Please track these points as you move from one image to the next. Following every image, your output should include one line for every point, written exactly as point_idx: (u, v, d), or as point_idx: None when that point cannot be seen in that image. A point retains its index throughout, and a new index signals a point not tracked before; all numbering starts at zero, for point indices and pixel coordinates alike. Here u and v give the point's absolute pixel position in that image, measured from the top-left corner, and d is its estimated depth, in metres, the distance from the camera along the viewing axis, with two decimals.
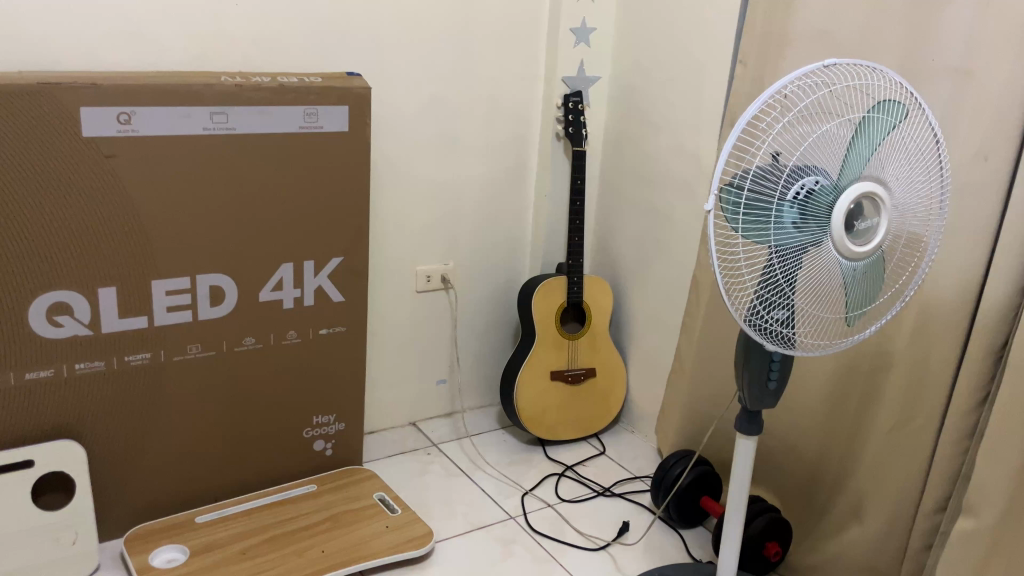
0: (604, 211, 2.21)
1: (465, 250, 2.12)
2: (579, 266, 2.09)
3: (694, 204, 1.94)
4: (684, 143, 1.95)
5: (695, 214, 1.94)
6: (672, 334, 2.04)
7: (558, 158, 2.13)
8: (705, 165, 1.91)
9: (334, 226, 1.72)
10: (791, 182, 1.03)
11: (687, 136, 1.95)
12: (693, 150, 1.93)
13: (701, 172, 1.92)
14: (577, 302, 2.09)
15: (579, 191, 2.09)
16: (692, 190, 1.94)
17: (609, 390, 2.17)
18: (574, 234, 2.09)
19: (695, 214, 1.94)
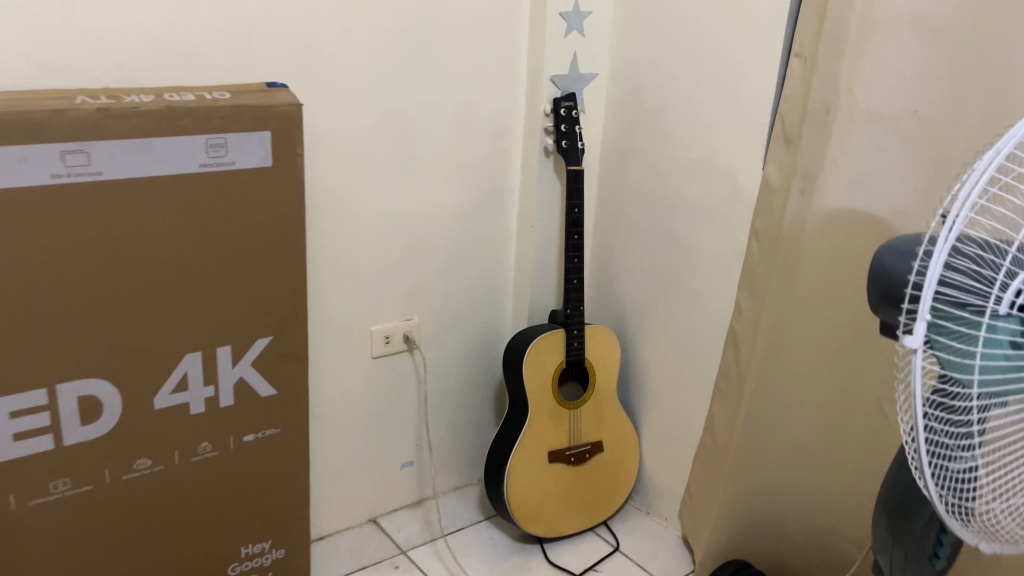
0: (606, 239, 1.77)
1: (433, 300, 1.65)
2: (579, 315, 1.64)
3: (729, 240, 1.50)
4: (712, 161, 1.51)
5: (731, 253, 1.51)
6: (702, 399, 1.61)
7: (550, 180, 1.67)
8: (744, 188, 1.46)
9: (259, 299, 1.24)
10: (1008, 283, 0.61)
11: (718, 149, 1.50)
12: (726, 170, 1.49)
13: (737, 198, 1.48)
14: (579, 361, 1.65)
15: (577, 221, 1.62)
16: (725, 221, 1.50)
17: (620, 465, 1.72)
18: (573, 274, 1.63)
19: (732, 253, 1.50)
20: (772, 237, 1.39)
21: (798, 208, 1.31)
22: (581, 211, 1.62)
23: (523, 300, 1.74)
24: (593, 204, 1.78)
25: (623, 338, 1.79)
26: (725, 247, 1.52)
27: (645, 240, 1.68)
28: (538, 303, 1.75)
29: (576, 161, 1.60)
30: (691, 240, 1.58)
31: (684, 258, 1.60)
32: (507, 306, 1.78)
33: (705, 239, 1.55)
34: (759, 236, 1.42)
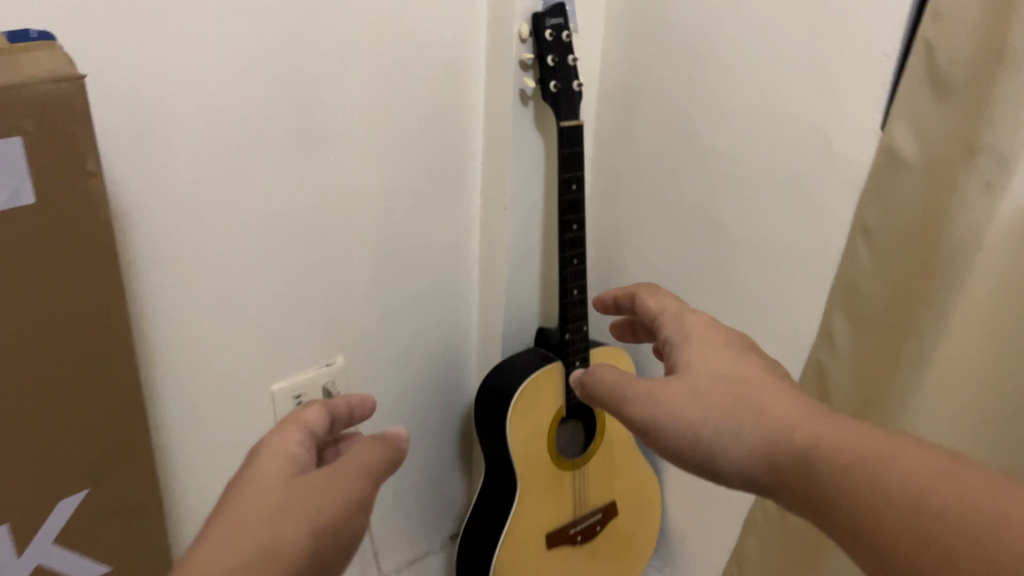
0: (613, 212, 1.25)
1: (362, 330, 1.11)
2: (582, 340, 1.12)
3: (816, 233, 0.99)
4: (785, 112, 0.98)
5: (815, 253, 1.00)
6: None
7: (532, 137, 1.10)
8: (842, 160, 0.94)
9: (70, 414, 0.74)
10: None
11: (796, 97, 0.96)
12: (812, 127, 0.96)
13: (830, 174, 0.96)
14: (583, 403, 1.14)
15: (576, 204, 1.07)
16: (809, 205, 0.99)
17: (638, 526, 1.25)
18: (574, 283, 1.09)
19: (819, 251, 0.99)
20: (908, 240, 0.87)
21: (964, 224, 0.80)
22: (580, 188, 1.06)
23: (494, 310, 1.21)
24: (594, 164, 1.26)
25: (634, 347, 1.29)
26: (805, 243, 1.01)
27: (673, 218, 1.16)
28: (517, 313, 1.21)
29: (571, 111, 1.04)
30: (748, 227, 1.06)
31: (735, 251, 1.09)
32: (470, 313, 1.25)
33: (775, 229, 1.03)
34: (872, 232, 0.91)
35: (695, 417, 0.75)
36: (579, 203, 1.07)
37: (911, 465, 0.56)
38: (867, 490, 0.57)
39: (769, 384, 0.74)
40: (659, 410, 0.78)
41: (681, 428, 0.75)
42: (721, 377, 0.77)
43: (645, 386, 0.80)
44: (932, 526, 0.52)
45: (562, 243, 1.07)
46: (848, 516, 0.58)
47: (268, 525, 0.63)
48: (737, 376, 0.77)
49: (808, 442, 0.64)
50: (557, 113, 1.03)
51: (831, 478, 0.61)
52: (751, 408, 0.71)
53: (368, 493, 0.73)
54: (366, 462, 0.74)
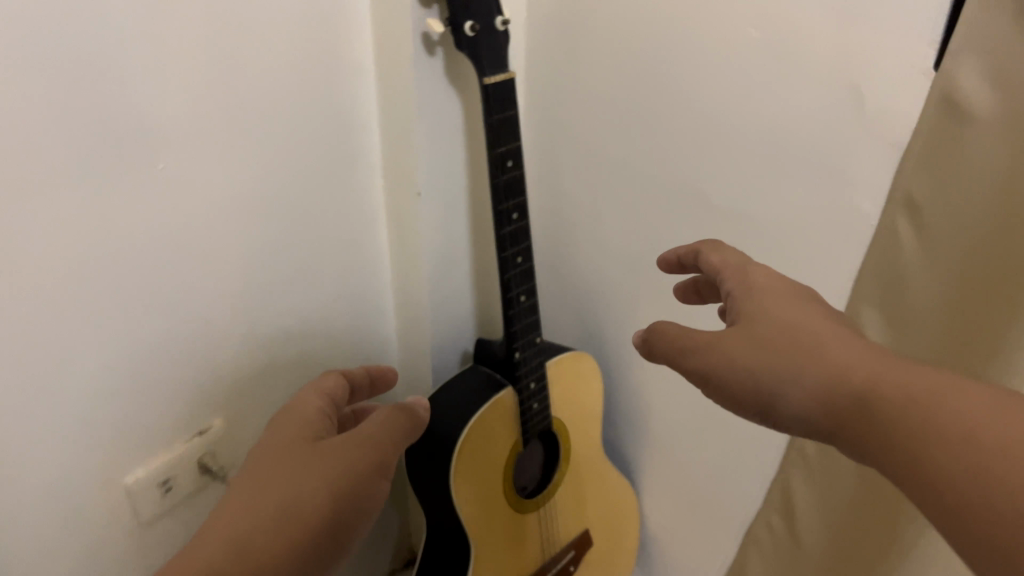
0: (557, 168, 0.98)
1: (226, 358, 0.85)
2: (536, 357, 0.87)
3: (837, 203, 0.75)
4: (796, 45, 0.71)
5: (836, 227, 0.76)
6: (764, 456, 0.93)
7: (443, 92, 0.81)
8: (877, 114, 0.69)
9: None
10: None
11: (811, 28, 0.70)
12: (835, 64, 0.69)
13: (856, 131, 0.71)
14: (544, 430, 0.90)
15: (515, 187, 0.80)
16: (829, 166, 0.74)
17: (615, 548, 1.04)
18: (518, 290, 0.83)
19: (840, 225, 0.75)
20: (988, 208, 0.62)
21: None
22: (517, 166, 0.79)
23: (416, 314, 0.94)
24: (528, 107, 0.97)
25: (596, 330, 1.04)
26: (820, 213, 0.76)
27: (637, 180, 0.89)
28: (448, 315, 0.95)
29: (497, 60, 0.74)
30: (742, 194, 0.81)
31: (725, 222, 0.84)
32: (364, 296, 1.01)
33: (780, 195, 0.79)
34: (925, 213, 0.67)
35: (755, 366, 0.62)
36: (517, 184, 0.79)
37: (940, 406, 0.50)
38: (901, 426, 0.51)
39: (783, 293, 0.67)
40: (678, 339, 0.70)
41: (738, 371, 0.63)
42: (785, 321, 0.64)
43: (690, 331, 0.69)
44: (980, 465, 0.45)
45: (499, 239, 0.79)
46: (904, 455, 0.50)
47: (267, 513, 0.58)
48: (796, 314, 0.64)
49: (880, 389, 0.54)
50: (479, 66, 0.73)
51: (891, 426, 0.52)
52: (818, 352, 0.59)
53: (385, 462, 0.67)
54: (389, 431, 0.69)
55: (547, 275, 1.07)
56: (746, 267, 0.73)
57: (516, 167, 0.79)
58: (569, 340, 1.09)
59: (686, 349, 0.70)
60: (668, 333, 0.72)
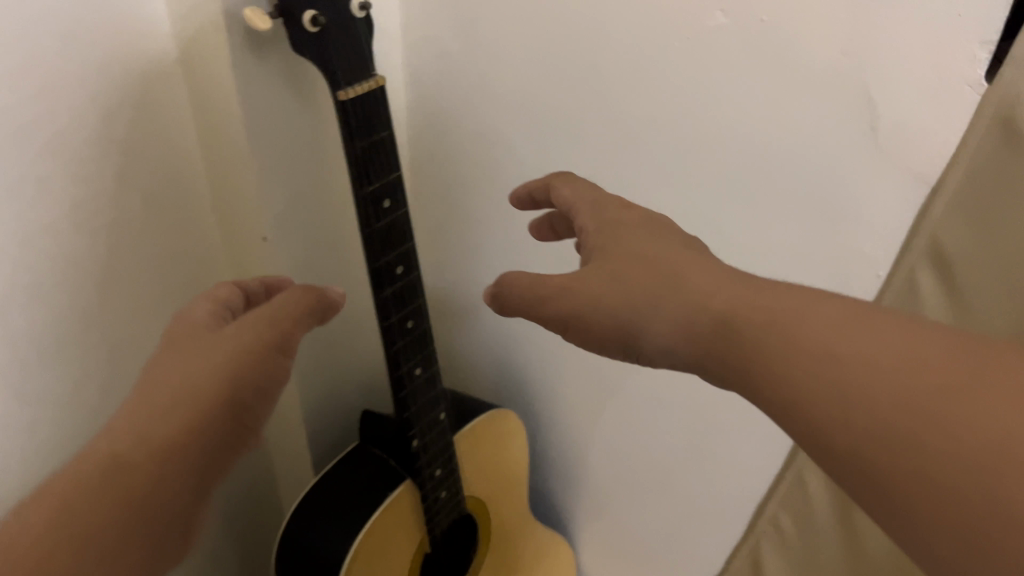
0: (451, 175, 0.76)
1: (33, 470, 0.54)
2: (440, 437, 0.67)
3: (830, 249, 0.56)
4: (780, 42, 0.50)
5: (828, 279, 0.57)
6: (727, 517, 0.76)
7: (286, 105, 0.57)
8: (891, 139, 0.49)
9: None
10: None
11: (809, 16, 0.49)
12: (837, 70, 0.49)
13: (860, 157, 0.51)
14: (455, 519, 0.71)
15: (397, 232, 0.57)
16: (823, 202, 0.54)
17: None
18: (411, 361, 0.62)
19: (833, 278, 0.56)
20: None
21: None
22: (395, 204, 0.57)
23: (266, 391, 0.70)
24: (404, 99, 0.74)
25: (514, 364, 0.85)
26: (806, 261, 0.57)
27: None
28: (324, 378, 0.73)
29: (355, 62, 0.51)
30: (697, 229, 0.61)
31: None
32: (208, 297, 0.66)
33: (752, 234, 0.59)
34: (959, 280, 0.49)
35: (607, 307, 0.41)
36: (398, 227, 0.57)
37: (806, 323, 0.33)
38: (769, 362, 0.33)
39: (652, 237, 0.43)
40: (509, 287, 0.46)
41: (596, 321, 0.41)
42: (649, 250, 0.42)
43: (527, 274, 0.46)
44: (867, 396, 0.29)
45: (381, 305, 0.58)
46: (777, 396, 0.32)
47: (156, 419, 0.37)
48: (660, 248, 0.42)
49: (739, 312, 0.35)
50: (329, 75, 0.50)
51: (761, 364, 0.33)
52: (676, 279, 0.39)
53: (276, 340, 0.43)
54: (291, 312, 0.44)
55: (448, 298, 0.86)
56: (596, 200, 0.49)
57: (395, 204, 0.57)
58: (479, 373, 0.89)
59: (535, 291, 0.45)
60: (518, 285, 0.46)
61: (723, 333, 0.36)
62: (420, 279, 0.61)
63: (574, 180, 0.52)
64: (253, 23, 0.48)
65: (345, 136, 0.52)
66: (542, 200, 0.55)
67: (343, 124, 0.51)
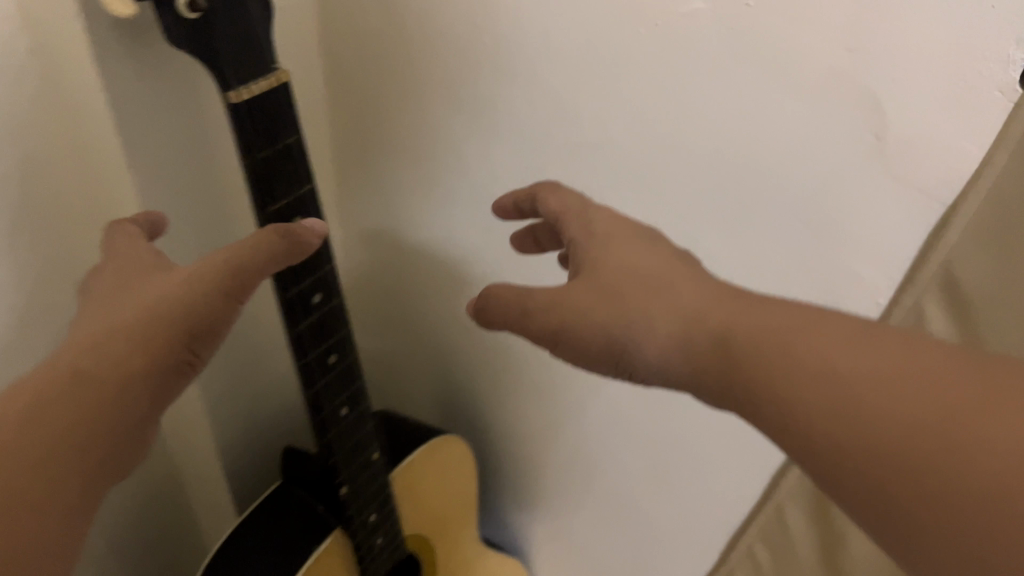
0: (382, 170, 0.66)
1: None
2: (372, 479, 0.58)
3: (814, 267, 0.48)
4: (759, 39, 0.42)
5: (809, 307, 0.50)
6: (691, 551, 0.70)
7: (155, 101, 0.47)
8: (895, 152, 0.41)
9: None
10: None
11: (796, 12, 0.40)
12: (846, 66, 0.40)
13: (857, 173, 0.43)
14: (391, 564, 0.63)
15: (312, 256, 0.48)
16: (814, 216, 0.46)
17: None
18: (333, 400, 0.53)
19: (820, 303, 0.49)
20: None
21: None
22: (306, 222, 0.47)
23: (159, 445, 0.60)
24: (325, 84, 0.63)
25: (457, 377, 0.76)
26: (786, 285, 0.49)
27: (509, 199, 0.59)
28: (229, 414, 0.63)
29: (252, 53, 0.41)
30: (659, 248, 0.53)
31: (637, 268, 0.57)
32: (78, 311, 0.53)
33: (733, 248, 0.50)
34: (980, 327, 0.42)
35: (607, 321, 0.36)
36: (315, 249, 0.48)
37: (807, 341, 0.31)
38: (785, 377, 0.30)
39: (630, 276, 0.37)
40: (495, 303, 0.39)
41: (593, 333, 0.36)
42: (636, 262, 0.37)
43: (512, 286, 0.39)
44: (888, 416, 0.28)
45: (295, 342, 0.49)
46: (788, 416, 0.30)
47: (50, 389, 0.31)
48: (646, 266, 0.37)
49: (742, 330, 0.33)
50: (217, 70, 0.39)
51: (766, 380, 0.31)
52: (664, 291, 0.35)
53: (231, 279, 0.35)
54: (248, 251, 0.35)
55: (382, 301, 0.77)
56: (589, 209, 0.42)
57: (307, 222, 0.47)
58: (417, 386, 0.81)
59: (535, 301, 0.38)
60: (506, 294, 0.39)
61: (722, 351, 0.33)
62: (343, 306, 0.52)
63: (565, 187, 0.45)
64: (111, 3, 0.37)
65: (243, 142, 0.42)
66: (528, 210, 0.47)
67: (239, 130, 0.41)
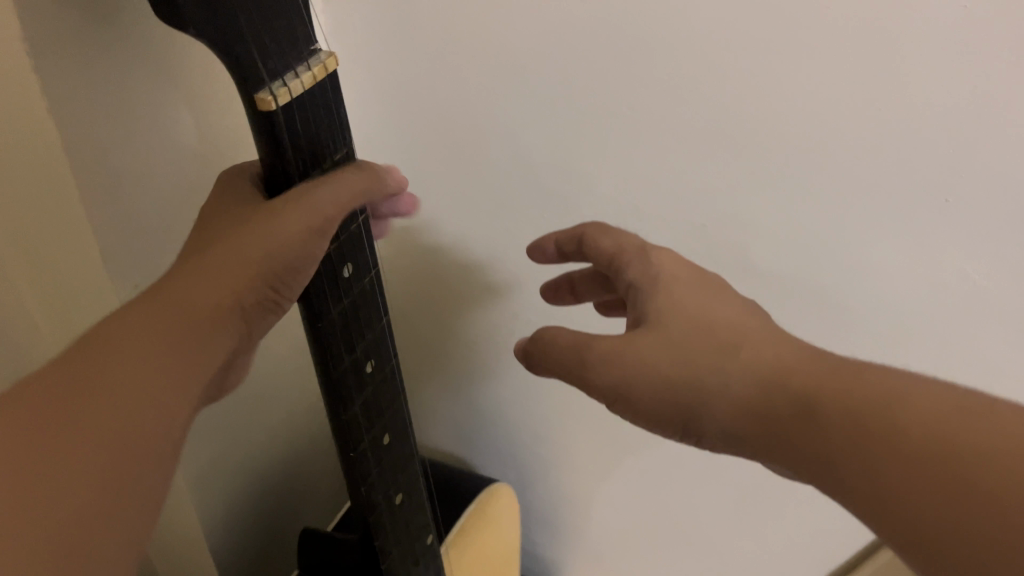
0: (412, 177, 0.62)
1: None
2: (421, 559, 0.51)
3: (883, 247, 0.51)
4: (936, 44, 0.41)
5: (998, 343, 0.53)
6: (688, 522, 0.74)
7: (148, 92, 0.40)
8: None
9: None
10: None
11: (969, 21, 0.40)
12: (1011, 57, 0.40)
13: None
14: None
15: (358, 323, 0.40)
16: (934, 203, 0.47)
17: None
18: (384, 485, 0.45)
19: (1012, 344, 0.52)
20: None
21: None
22: (354, 281, 0.39)
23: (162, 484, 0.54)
24: (355, 82, 0.58)
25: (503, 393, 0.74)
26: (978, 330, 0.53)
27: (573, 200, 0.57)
28: (218, 459, 0.57)
29: (290, 36, 0.34)
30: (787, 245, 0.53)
31: (683, 241, 0.57)
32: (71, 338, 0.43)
33: (785, 213, 0.52)
34: None
35: (679, 376, 0.35)
36: (368, 305, 0.40)
37: (905, 413, 0.30)
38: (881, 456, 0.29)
39: (696, 320, 0.37)
40: (551, 350, 0.38)
41: (661, 381, 0.35)
42: (704, 307, 0.37)
43: (573, 334, 0.38)
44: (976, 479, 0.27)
45: (342, 428, 0.41)
46: (878, 493, 0.29)
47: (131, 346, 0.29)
48: (724, 325, 0.36)
49: (829, 396, 0.32)
50: (247, 67, 0.32)
51: (847, 460, 0.30)
52: (738, 349, 0.35)
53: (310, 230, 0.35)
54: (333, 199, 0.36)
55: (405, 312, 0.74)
56: (648, 249, 0.42)
57: (361, 272, 0.39)
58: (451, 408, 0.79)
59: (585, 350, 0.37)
60: (560, 341, 0.38)
61: (802, 422, 0.32)
62: (397, 373, 0.44)
63: (612, 229, 0.45)
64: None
65: (272, 166, 0.36)
66: (578, 252, 0.46)
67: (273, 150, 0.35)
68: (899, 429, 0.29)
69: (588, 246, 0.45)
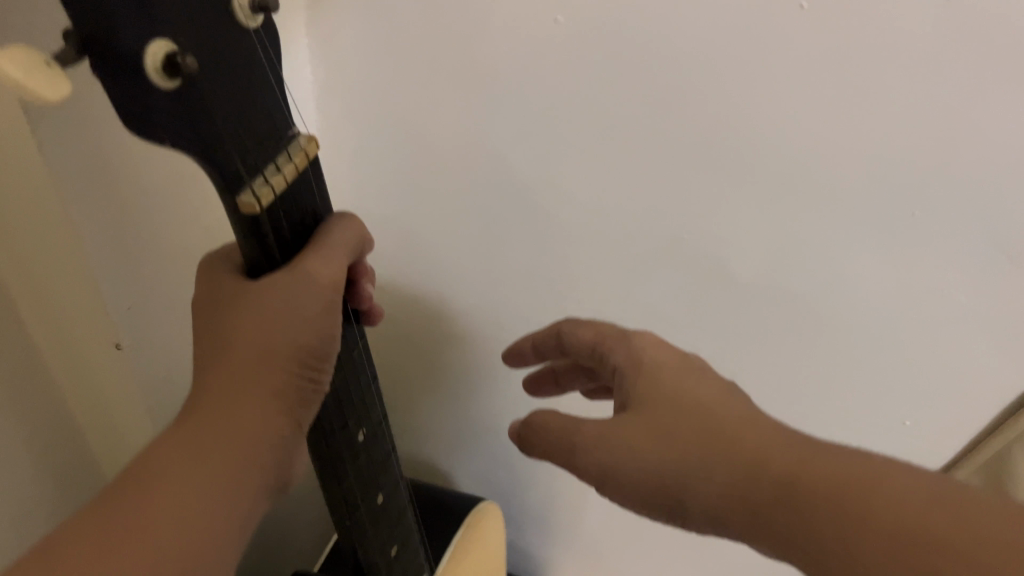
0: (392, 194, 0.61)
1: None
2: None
3: (864, 286, 0.51)
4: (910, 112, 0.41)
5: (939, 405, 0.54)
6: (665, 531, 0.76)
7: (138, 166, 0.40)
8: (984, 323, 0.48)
9: None
10: None
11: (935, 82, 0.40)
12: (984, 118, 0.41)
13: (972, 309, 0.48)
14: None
15: (353, 393, 0.40)
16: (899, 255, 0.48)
17: None
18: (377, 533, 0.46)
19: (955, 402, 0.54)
20: None
21: None
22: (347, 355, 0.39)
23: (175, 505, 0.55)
24: (332, 116, 0.58)
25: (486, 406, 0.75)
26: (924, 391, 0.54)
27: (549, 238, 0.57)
28: None
29: (269, 129, 0.33)
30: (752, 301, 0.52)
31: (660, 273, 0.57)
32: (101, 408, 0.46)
33: (769, 253, 0.52)
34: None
35: (668, 464, 0.35)
36: (358, 374, 0.41)
37: (884, 490, 0.29)
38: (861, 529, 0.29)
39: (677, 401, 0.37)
40: (541, 432, 0.40)
41: (650, 468, 0.35)
42: (690, 391, 0.37)
43: (561, 420, 0.39)
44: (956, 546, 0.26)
45: (336, 489, 0.42)
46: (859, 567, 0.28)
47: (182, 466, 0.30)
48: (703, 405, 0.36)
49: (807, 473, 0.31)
50: (227, 172, 0.31)
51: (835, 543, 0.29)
52: (717, 428, 0.35)
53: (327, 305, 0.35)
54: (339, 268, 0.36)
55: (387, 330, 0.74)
56: (631, 333, 0.42)
57: (350, 348, 0.40)
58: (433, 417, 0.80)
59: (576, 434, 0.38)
60: (550, 426, 0.40)
61: (783, 503, 0.31)
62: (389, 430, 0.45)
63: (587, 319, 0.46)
64: (152, 76, 0.27)
65: (257, 261, 0.35)
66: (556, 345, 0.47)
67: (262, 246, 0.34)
68: (878, 506, 0.29)
69: (567, 341, 0.46)
